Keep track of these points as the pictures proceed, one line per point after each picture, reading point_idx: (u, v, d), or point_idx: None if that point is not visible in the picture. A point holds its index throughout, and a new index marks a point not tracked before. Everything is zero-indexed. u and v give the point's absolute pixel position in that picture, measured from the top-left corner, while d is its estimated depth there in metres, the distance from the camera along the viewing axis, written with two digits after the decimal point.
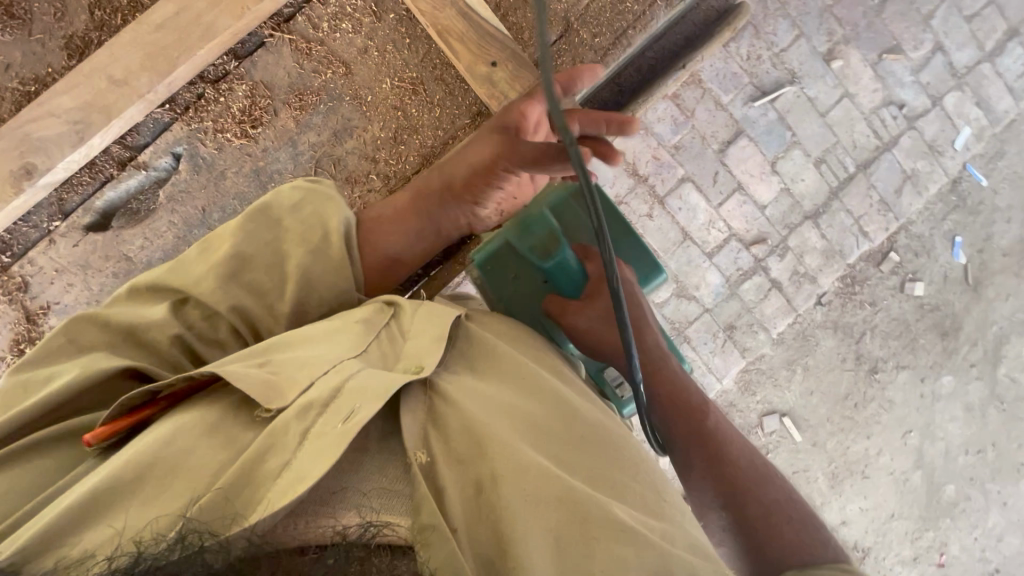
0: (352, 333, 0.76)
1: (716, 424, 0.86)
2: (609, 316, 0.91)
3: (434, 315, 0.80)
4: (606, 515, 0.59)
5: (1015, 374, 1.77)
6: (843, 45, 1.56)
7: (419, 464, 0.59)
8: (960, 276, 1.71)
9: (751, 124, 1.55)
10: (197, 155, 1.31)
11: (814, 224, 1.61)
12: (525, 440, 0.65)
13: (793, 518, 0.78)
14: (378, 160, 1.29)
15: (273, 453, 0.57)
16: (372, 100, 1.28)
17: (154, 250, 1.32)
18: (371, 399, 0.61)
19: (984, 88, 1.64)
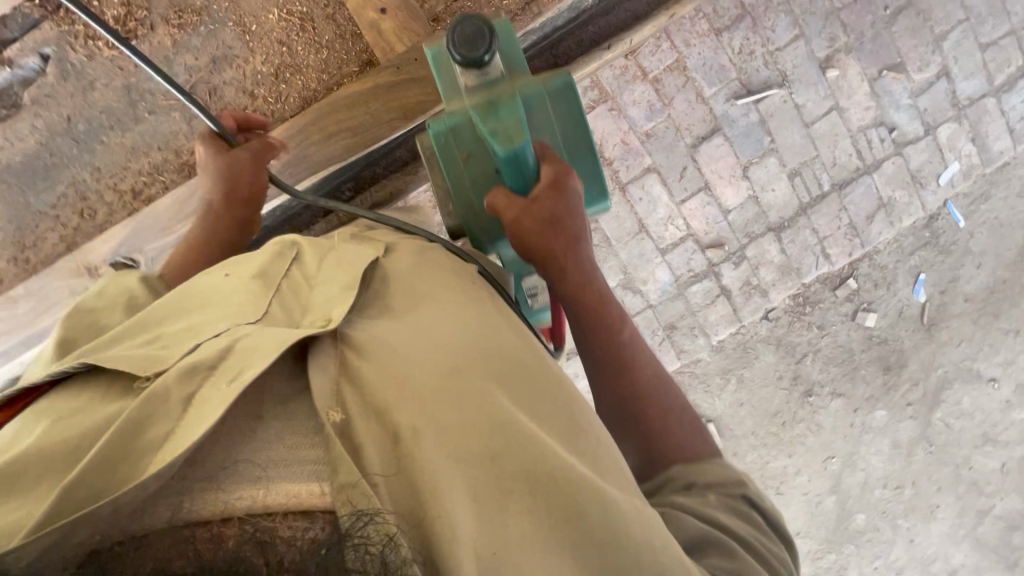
0: (248, 293, 0.72)
1: (626, 339, 0.88)
2: (548, 223, 0.88)
3: (343, 261, 0.79)
4: (530, 466, 0.57)
5: (950, 420, 1.76)
6: (843, 54, 1.47)
7: (332, 423, 0.56)
8: (915, 314, 1.68)
9: (730, 122, 1.48)
10: (65, 61, 1.17)
11: (776, 237, 1.57)
12: (445, 383, 0.61)
13: (686, 421, 0.84)
14: (257, 95, 1.21)
15: (153, 421, 0.52)
16: (256, 30, 1.19)
17: (14, 153, 1.21)
18: (263, 357, 0.56)
19: (982, 124, 1.56)
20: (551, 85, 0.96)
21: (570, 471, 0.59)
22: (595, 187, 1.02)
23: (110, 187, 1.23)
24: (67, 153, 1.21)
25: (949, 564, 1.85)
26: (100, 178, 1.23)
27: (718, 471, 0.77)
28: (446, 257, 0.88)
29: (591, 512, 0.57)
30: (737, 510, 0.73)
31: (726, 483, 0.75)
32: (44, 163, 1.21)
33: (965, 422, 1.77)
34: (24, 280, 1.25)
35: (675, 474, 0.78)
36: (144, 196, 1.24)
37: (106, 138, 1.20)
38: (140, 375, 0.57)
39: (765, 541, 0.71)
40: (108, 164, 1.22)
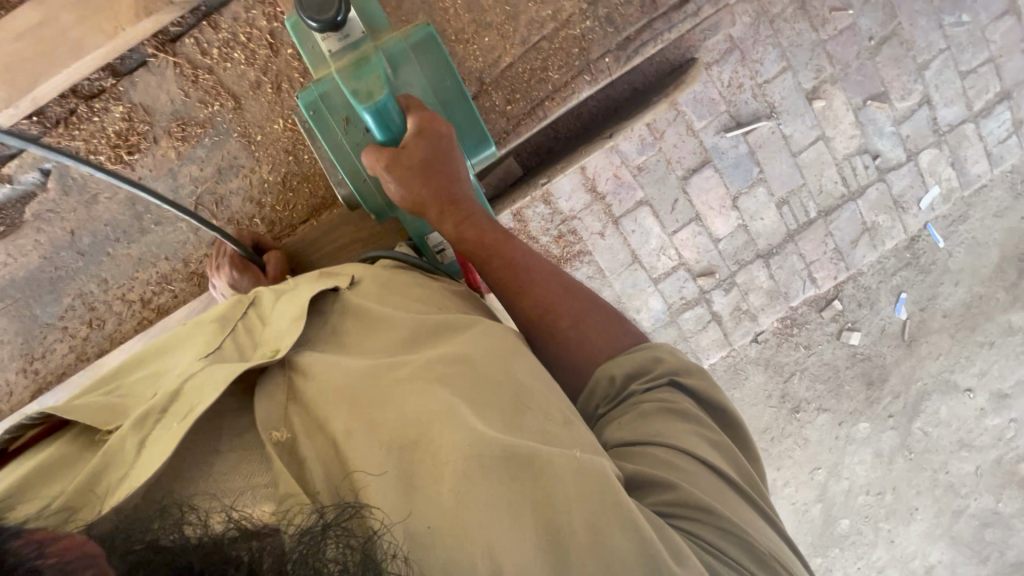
0: (210, 339, 0.79)
1: (520, 252, 0.86)
2: (420, 170, 0.88)
3: (291, 300, 0.81)
4: (456, 440, 0.58)
5: (929, 429, 1.85)
6: (829, 84, 1.50)
7: (276, 442, 0.60)
8: (896, 331, 1.74)
9: (720, 155, 1.50)
10: (67, 175, 1.14)
11: (765, 263, 1.61)
12: (377, 387, 0.65)
13: (599, 318, 0.82)
14: (264, 205, 1.20)
15: (110, 468, 0.56)
16: (261, 141, 1.17)
17: (18, 267, 1.17)
18: (209, 393, 0.61)
19: (962, 149, 1.61)
20: (413, 38, 0.95)
21: (498, 436, 0.59)
22: (476, 133, 1.01)
23: (118, 297, 1.20)
24: (73, 266, 1.18)
25: (926, 560, 1.96)
26: (108, 289, 1.19)
27: (637, 358, 0.77)
28: (403, 274, 0.91)
29: (523, 469, 0.58)
30: (661, 404, 0.72)
31: (649, 373, 0.76)
32: (50, 276, 1.18)
33: (942, 429, 1.85)
34: (39, 396, 1.22)
35: (599, 375, 0.78)
36: (153, 305, 1.21)
37: (113, 251, 1.17)
38: (101, 429, 0.62)
39: (693, 426, 0.71)
40: (116, 275, 1.19)
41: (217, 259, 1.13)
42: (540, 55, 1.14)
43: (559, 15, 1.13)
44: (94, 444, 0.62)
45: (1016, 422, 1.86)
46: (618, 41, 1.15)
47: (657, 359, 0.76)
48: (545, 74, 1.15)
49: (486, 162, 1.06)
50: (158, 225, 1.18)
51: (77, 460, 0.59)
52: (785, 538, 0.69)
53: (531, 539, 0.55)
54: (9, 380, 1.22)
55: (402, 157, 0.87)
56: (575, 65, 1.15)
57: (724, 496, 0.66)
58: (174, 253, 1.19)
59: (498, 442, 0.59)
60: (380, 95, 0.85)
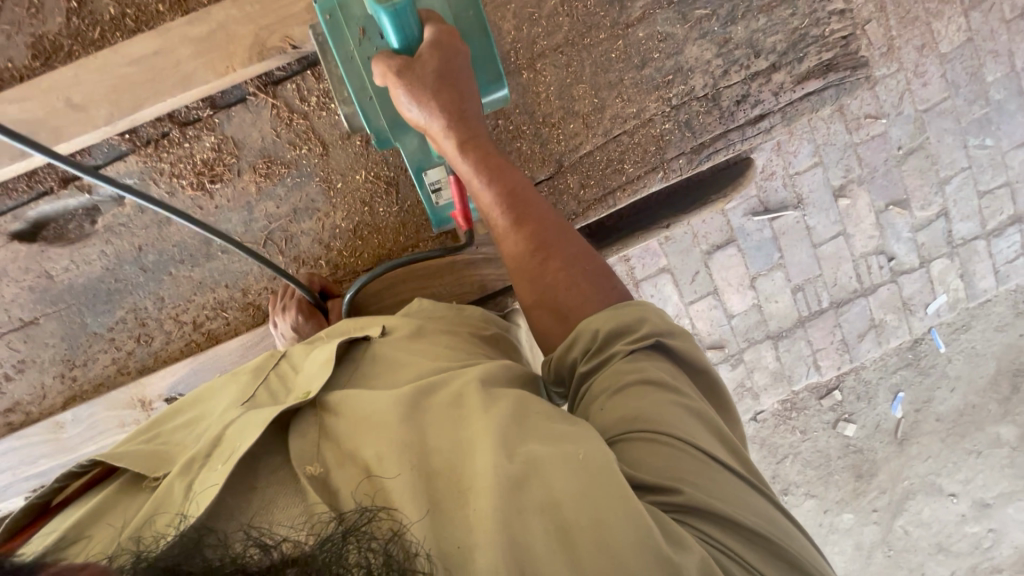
0: (241, 388, 0.85)
1: (524, 191, 0.85)
2: (433, 81, 0.83)
3: (321, 350, 0.86)
4: (473, 460, 0.60)
5: (910, 528, 1.86)
6: (855, 185, 1.56)
7: (311, 476, 0.63)
8: (890, 428, 1.77)
9: (744, 236, 1.55)
10: (146, 193, 1.14)
11: (773, 344, 1.64)
12: (398, 407, 0.68)
13: (589, 265, 0.81)
14: (331, 250, 1.18)
15: (160, 513, 0.63)
16: (340, 188, 1.16)
17: (79, 274, 1.17)
18: (248, 432, 0.67)
19: (972, 264, 1.67)
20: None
21: (510, 448, 0.60)
22: (489, 71, 0.93)
23: (170, 317, 1.19)
24: (133, 280, 1.17)
25: None
26: (162, 308, 1.18)
27: (620, 315, 0.73)
28: (438, 323, 0.94)
29: (535, 475, 0.58)
30: (637, 373, 0.67)
31: (631, 335, 0.71)
32: (108, 287, 1.17)
33: (923, 530, 1.87)
34: (73, 406, 1.19)
35: (581, 329, 0.74)
36: (204, 329, 1.19)
37: (175, 272, 1.16)
38: (150, 473, 0.69)
39: (677, 396, 0.67)
40: (173, 296, 1.18)
41: (281, 299, 1.15)
42: (620, 148, 1.14)
43: (643, 117, 1.13)
44: (144, 487, 0.68)
45: (995, 533, 1.88)
46: (693, 145, 1.14)
47: (642, 320, 0.73)
48: (621, 166, 1.14)
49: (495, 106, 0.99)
50: (224, 253, 1.17)
51: (132, 502, 0.67)
52: (780, 507, 0.64)
53: (547, 543, 0.53)
54: (45, 383, 1.21)
55: (417, 83, 0.83)
56: (654, 160, 1.14)
57: (723, 474, 0.61)
58: (234, 282, 1.18)
59: (511, 455, 0.59)
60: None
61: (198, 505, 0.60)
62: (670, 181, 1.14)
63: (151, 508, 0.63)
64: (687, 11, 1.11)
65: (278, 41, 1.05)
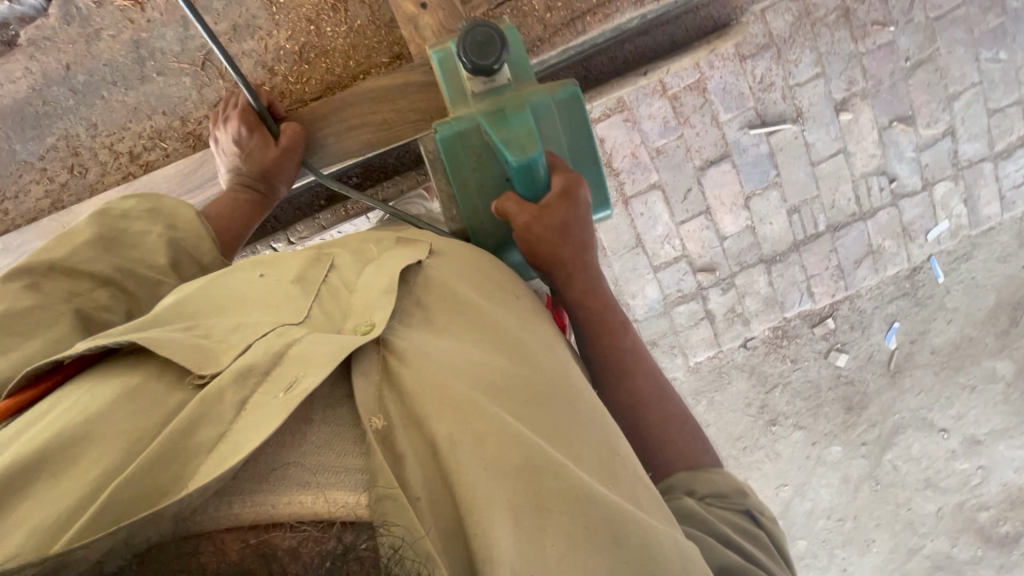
0: (294, 286, 0.67)
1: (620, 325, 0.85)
2: (556, 232, 0.83)
3: (382, 267, 0.70)
4: (567, 483, 0.52)
5: (898, 463, 1.85)
6: (859, 99, 1.48)
7: (374, 432, 0.50)
8: (884, 360, 1.74)
9: (739, 151, 1.48)
10: (72, 4, 1.08)
11: (766, 269, 1.59)
12: (485, 396, 0.57)
13: (686, 425, 0.80)
14: (275, 73, 1.10)
15: (204, 424, 0.47)
16: (284, 4, 1.08)
17: (5, 94, 1.11)
18: (318, 366, 0.51)
19: (977, 187, 1.60)
20: (558, 96, 0.89)
21: (605, 494, 0.54)
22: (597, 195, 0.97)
23: (105, 147, 1.12)
24: (61, 103, 1.11)
25: None
26: (96, 135, 1.12)
27: (720, 482, 0.74)
28: (495, 269, 0.81)
29: (628, 538, 0.53)
30: (745, 538, 0.69)
31: (728, 498, 0.72)
32: (36, 110, 1.11)
33: (912, 466, 1.85)
34: (4, 236, 1.14)
35: (680, 477, 0.74)
36: (141, 161, 1.12)
37: (108, 95, 1.10)
38: (192, 370, 0.52)
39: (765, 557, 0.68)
40: (107, 122, 1.11)
41: (223, 112, 1.05)
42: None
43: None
44: (184, 385, 0.52)
45: (984, 470, 1.86)
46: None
47: (743, 492, 0.73)
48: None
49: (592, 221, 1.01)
50: (160, 74, 1.10)
51: (163, 401, 0.51)
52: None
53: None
54: None
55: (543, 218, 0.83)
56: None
57: None
58: (172, 108, 1.11)
59: (608, 500, 0.54)
60: (534, 153, 0.79)
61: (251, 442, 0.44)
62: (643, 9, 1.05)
63: (186, 420, 0.47)
64: None
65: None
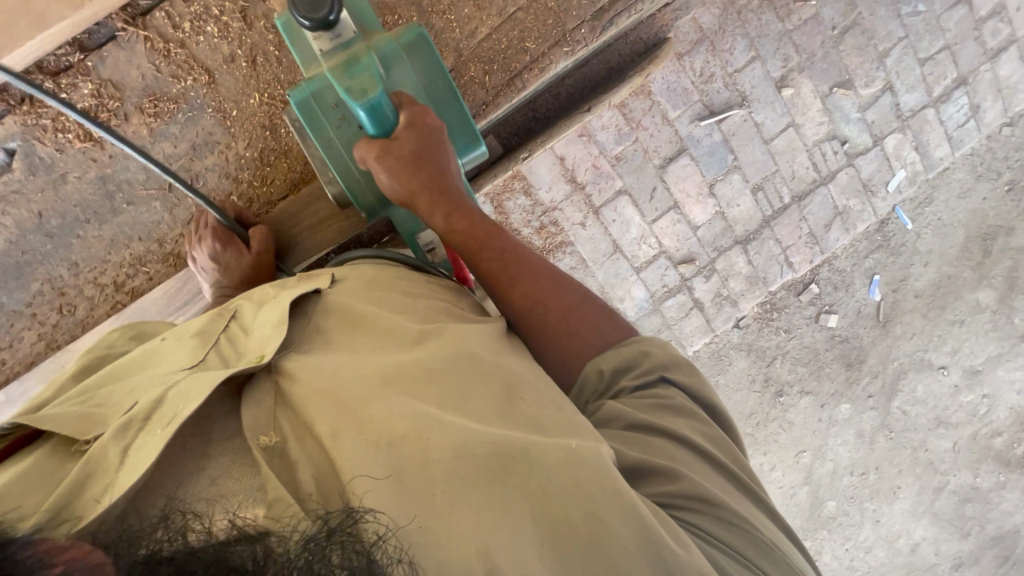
0: (187, 346, 0.74)
1: (508, 240, 0.89)
2: (410, 161, 0.88)
3: (274, 307, 0.79)
4: (442, 435, 0.58)
5: (907, 408, 1.89)
6: (796, 73, 1.54)
7: (263, 446, 0.59)
8: (872, 313, 1.79)
9: (695, 143, 1.53)
10: (34, 154, 1.07)
11: (743, 249, 1.64)
12: (370, 384, 0.64)
13: (589, 309, 0.84)
14: (241, 182, 1.14)
15: (93, 479, 0.53)
16: (236, 115, 1.11)
17: None
18: (192, 397, 0.59)
19: (925, 133, 1.67)
20: (404, 38, 0.93)
21: (489, 433, 0.59)
22: (467, 134, 1.01)
23: (89, 281, 1.13)
24: (40, 251, 1.11)
25: (911, 539, 1.99)
26: (79, 273, 1.13)
27: (624, 353, 0.79)
28: (392, 276, 0.88)
29: (517, 463, 0.57)
30: (656, 401, 0.74)
31: (641, 370, 0.77)
32: (16, 261, 1.11)
33: (920, 408, 1.90)
34: (4, 385, 1.14)
35: (588, 371, 0.79)
36: (127, 288, 1.14)
37: (84, 233, 1.11)
38: (78, 438, 0.58)
39: (683, 418, 0.73)
40: (87, 258, 1.12)
41: (197, 232, 1.07)
42: (518, 26, 1.11)
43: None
44: (72, 454, 0.58)
45: (989, 398, 1.91)
46: (592, 12, 1.11)
47: (647, 355, 0.78)
48: (523, 44, 1.11)
49: (476, 161, 1.05)
50: (130, 204, 1.12)
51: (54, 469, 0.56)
52: (782, 526, 0.71)
53: (529, 533, 0.54)
54: None
55: (395, 153, 0.88)
56: (555, 35, 1.11)
57: (719, 483, 0.68)
58: (148, 234, 1.13)
59: (492, 441, 0.58)
60: (375, 92, 0.84)
61: (141, 465, 0.53)
62: (575, 56, 1.12)
63: (78, 478, 0.53)
64: None
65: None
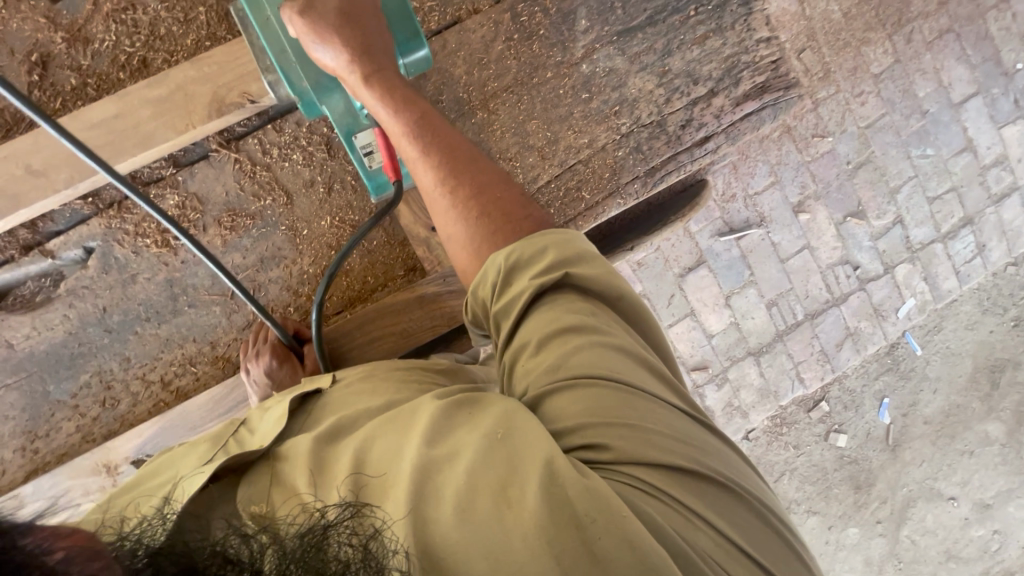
0: (196, 449, 0.78)
1: (438, 138, 0.83)
2: (338, 28, 0.83)
3: (271, 411, 0.78)
4: (391, 460, 0.59)
5: (916, 537, 1.83)
6: (812, 200, 1.63)
7: (251, 513, 0.60)
8: (881, 435, 1.78)
9: (714, 256, 1.59)
10: (109, 254, 1.12)
11: (755, 360, 1.65)
12: (345, 434, 0.66)
13: (501, 193, 0.79)
14: (300, 295, 1.15)
15: None
16: (307, 235, 1.15)
17: (41, 341, 1.12)
18: (199, 479, 0.65)
19: (934, 266, 1.73)
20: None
21: (424, 444, 0.58)
22: (408, 28, 0.94)
23: (137, 377, 1.13)
24: (97, 343, 1.12)
25: None
26: (128, 368, 1.13)
27: (526, 247, 0.70)
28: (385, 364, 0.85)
29: (453, 465, 0.56)
30: (555, 323, 0.65)
31: (543, 272, 0.68)
32: (72, 352, 1.12)
33: (930, 539, 1.84)
34: (35, 476, 1.10)
35: (486, 269, 0.72)
36: (172, 387, 1.14)
37: (141, 330, 1.13)
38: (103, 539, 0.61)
39: (594, 337, 0.64)
40: (140, 355, 1.13)
41: (255, 344, 1.10)
42: (577, 177, 1.15)
43: (596, 145, 1.15)
44: None
45: (1000, 534, 1.86)
46: (645, 169, 1.16)
47: (541, 252, 0.70)
48: (579, 194, 1.14)
49: (419, 65, 0.98)
50: (191, 307, 1.14)
51: None
52: (710, 430, 0.65)
53: (465, 522, 0.52)
54: (5, 457, 1.11)
55: (322, 19, 0.83)
56: (609, 188, 1.15)
57: (652, 408, 0.61)
58: (202, 338, 1.14)
59: (431, 446, 0.58)
60: None
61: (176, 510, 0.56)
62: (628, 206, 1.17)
63: None
64: (627, 48, 1.16)
65: (236, 97, 1.06)
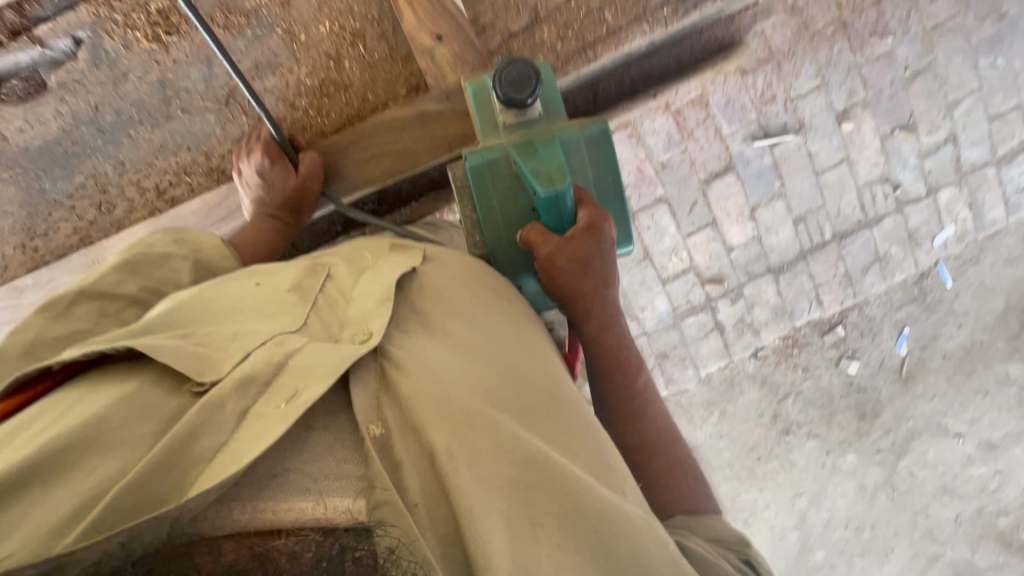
0: (288, 300, 0.72)
1: (639, 385, 0.90)
2: (579, 266, 0.86)
3: (379, 277, 0.75)
4: (549, 486, 0.56)
5: (915, 470, 1.82)
6: (859, 108, 1.50)
7: (372, 439, 0.56)
8: (895, 367, 1.74)
9: (744, 163, 1.50)
10: (99, 46, 1.18)
11: (774, 279, 1.61)
12: (484, 403, 0.62)
13: (690, 469, 0.85)
14: (297, 107, 1.22)
15: (204, 433, 0.52)
16: (304, 40, 1.20)
17: (33, 135, 1.21)
18: (319, 380, 0.56)
19: (980, 192, 1.62)
20: (589, 131, 0.93)
21: (588, 496, 0.57)
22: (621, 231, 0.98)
23: (132, 182, 1.22)
24: (90, 142, 1.21)
25: None
26: (123, 172, 1.22)
27: (722, 531, 0.77)
28: (484, 271, 0.87)
29: (608, 536, 0.56)
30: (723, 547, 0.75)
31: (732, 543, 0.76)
32: (65, 149, 1.21)
33: (928, 472, 1.82)
34: (34, 270, 1.24)
35: (679, 519, 0.78)
36: (168, 195, 1.23)
37: (135, 133, 1.20)
38: (195, 379, 0.57)
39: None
40: (133, 158, 1.21)
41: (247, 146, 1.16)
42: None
43: None
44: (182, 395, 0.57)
45: (1001, 474, 1.82)
46: None
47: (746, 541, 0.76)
48: (603, 15, 1.13)
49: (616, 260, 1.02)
50: (184, 112, 1.20)
51: (161, 411, 0.56)
52: None
53: None
54: (8, 253, 1.25)
55: (568, 251, 0.85)
56: (636, 11, 1.14)
57: None
58: (197, 144, 1.21)
59: (597, 511, 0.57)
60: (564, 183, 0.83)
61: (224, 471, 0.49)
62: (654, 36, 1.15)
63: (181, 433, 0.51)
64: None
65: None
